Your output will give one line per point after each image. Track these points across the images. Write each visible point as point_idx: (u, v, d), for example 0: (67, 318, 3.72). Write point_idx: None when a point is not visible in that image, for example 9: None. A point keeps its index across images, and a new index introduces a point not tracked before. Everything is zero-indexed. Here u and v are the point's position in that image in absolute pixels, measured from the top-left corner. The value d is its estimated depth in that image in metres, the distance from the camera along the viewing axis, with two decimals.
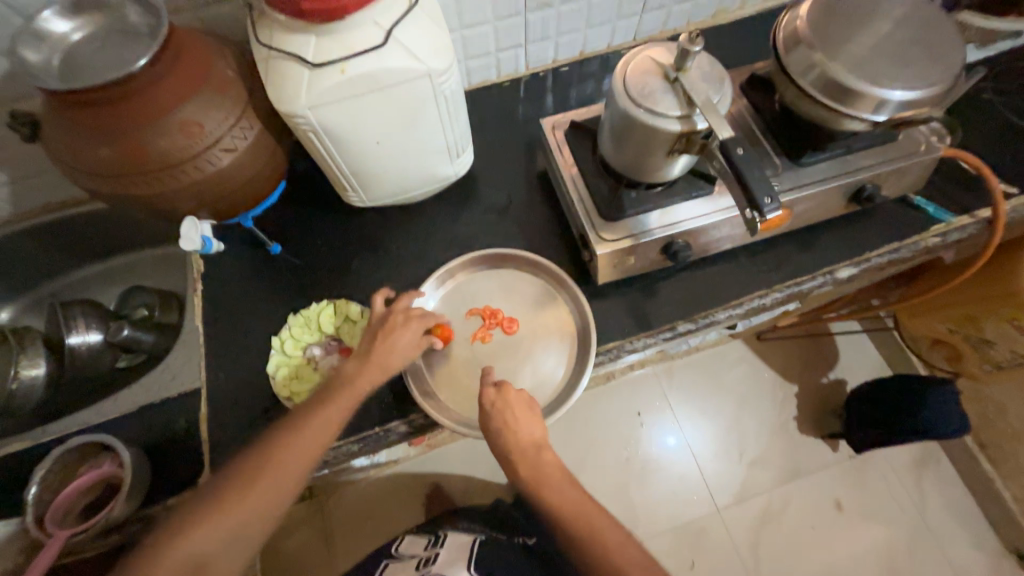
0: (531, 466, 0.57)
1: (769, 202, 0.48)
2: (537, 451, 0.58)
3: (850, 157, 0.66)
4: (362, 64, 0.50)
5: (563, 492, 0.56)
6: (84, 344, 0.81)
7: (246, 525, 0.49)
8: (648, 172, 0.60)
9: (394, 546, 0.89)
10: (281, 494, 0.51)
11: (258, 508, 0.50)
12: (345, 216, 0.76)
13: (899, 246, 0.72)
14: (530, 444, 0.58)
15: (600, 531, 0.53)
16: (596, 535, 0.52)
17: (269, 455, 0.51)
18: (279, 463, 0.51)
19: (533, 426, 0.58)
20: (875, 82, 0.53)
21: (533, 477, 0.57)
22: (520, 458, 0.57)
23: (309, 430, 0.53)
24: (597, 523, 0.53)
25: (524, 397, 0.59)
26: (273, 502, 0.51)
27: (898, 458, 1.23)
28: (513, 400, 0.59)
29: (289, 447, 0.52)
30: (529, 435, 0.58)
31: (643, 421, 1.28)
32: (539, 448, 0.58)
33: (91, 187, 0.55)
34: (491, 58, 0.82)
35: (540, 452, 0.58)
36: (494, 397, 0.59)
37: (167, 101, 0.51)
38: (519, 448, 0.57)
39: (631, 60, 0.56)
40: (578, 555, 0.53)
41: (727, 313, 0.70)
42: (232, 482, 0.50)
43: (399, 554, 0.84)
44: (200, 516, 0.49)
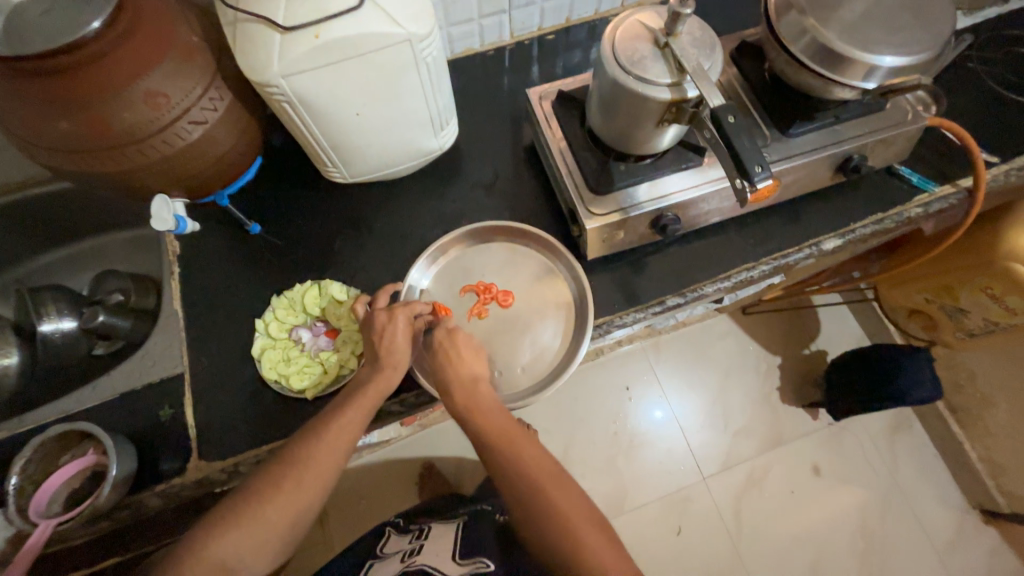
0: (466, 396, 0.57)
1: (760, 170, 0.47)
2: (473, 384, 0.58)
3: (838, 127, 0.65)
4: (338, 27, 0.47)
5: (494, 419, 0.57)
6: (57, 332, 0.80)
7: (294, 515, 0.54)
8: (637, 143, 0.59)
9: (380, 544, 0.89)
10: (321, 486, 0.54)
11: (301, 501, 0.54)
12: (327, 194, 0.73)
13: (883, 217, 0.72)
14: (467, 379, 0.58)
15: (531, 462, 0.56)
16: (513, 454, 0.56)
17: (306, 456, 0.54)
18: (315, 464, 0.53)
19: (475, 363, 0.59)
20: (867, 48, 0.52)
21: (468, 408, 0.57)
22: (455, 387, 0.58)
23: (325, 440, 0.54)
24: (526, 451, 0.57)
25: (472, 341, 0.60)
26: (313, 495, 0.54)
27: (873, 424, 1.28)
28: (460, 341, 0.60)
29: (316, 451, 0.54)
30: (468, 370, 0.59)
31: (631, 395, 1.31)
32: (476, 382, 0.58)
33: (52, 163, 0.52)
34: (474, 24, 0.78)
35: (476, 386, 0.58)
36: (444, 337, 0.60)
37: (128, 70, 0.48)
38: (458, 383, 0.58)
39: (620, 24, 0.53)
40: (497, 469, 0.57)
41: (715, 286, 0.70)
42: (273, 487, 0.53)
43: (385, 553, 0.84)
44: (231, 526, 0.52)
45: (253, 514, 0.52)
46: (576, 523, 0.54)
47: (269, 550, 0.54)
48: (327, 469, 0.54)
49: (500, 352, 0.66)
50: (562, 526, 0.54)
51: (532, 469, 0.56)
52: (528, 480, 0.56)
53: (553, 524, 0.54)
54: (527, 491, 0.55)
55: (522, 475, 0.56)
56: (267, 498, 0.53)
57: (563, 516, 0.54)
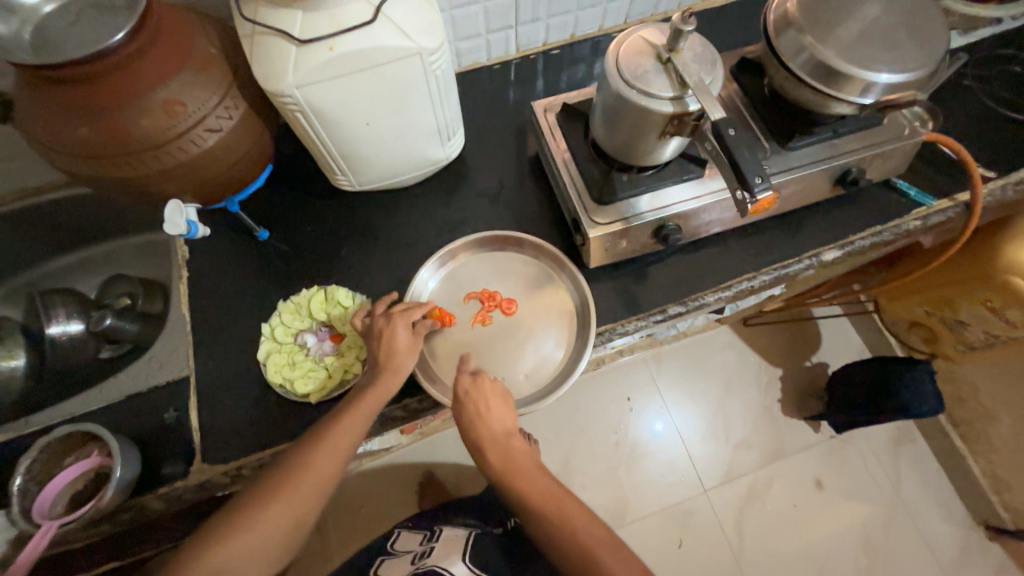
0: (501, 454, 0.59)
1: (760, 181, 0.48)
2: (507, 440, 0.60)
3: (837, 142, 0.67)
4: (352, 40, 0.49)
5: (533, 479, 0.59)
6: (65, 334, 0.83)
7: (297, 517, 0.54)
8: (640, 154, 0.60)
9: (390, 542, 0.90)
10: (322, 489, 0.55)
11: (301, 503, 0.54)
12: (335, 202, 0.75)
13: (882, 230, 0.73)
14: (501, 436, 0.59)
15: (576, 523, 0.57)
16: (558, 516, 0.57)
17: (307, 459, 0.54)
18: (316, 466, 0.54)
19: (506, 418, 0.60)
20: (863, 65, 0.54)
21: (505, 468, 0.59)
22: (492, 447, 0.59)
23: (324, 446, 0.54)
24: (570, 512, 0.57)
25: (498, 388, 0.61)
26: (311, 502, 0.54)
27: (876, 437, 1.28)
28: (487, 391, 0.60)
29: (315, 457, 0.54)
30: (502, 425, 0.59)
31: (633, 406, 1.31)
32: (510, 438, 0.60)
33: (70, 168, 0.53)
34: (481, 39, 0.81)
35: (510, 442, 0.60)
36: (469, 384, 0.60)
37: (148, 80, 0.49)
38: (493, 440, 0.59)
39: (624, 40, 0.55)
40: (542, 531, 0.57)
41: (716, 296, 0.71)
42: (273, 492, 0.53)
43: (396, 550, 0.85)
44: (232, 531, 0.52)
45: (254, 519, 0.53)
46: None
47: (268, 556, 0.54)
48: (327, 474, 0.54)
49: (504, 359, 0.66)
50: None
51: (578, 531, 0.56)
52: (574, 542, 0.55)
53: None
54: (576, 554, 0.55)
55: (569, 538, 0.56)
56: (266, 504, 0.53)
57: None
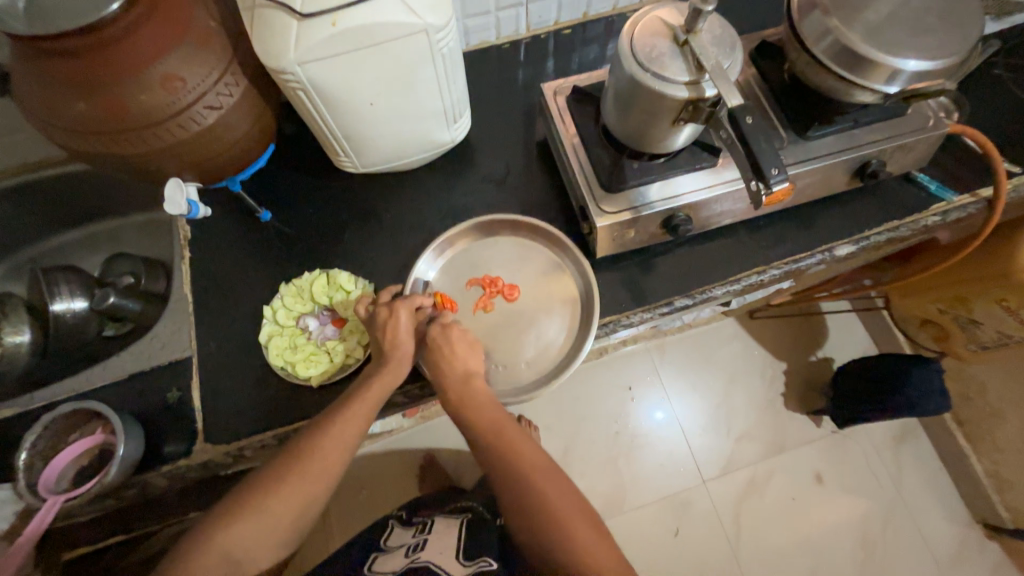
0: (460, 392, 0.58)
1: (776, 172, 0.46)
2: (468, 381, 0.58)
3: (858, 132, 0.64)
4: (355, 15, 0.47)
5: (487, 416, 0.58)
6: (68, 311, 0.79)
7: (304, 503, 0.54)
8: (652, 141, 0.58)
9: (382, 538, 0.90)
10: (329, 477, 0.55)
11: (308, 491, 0.54)
12: (338, 184, 0.73)
13: (899, 224, 0.71)
14: (462, 375, 0.58)
15: (522, 457, 0.58)
16: (508, 451, 0.58)
17: (313, 448, 0.54)
18: (323, 455, 0.54)
19: (470, 359, 0.59)
20: (891, 51, 0.51)
21: (461, 404, 0.58)
22: (451, 387, 0.58)
23: (330, 432, 0.54)
24: (520, 446, 0.59)
25: (467, 336, 0.60)
26: (318, 488, 0.55)
27: (878, 433, 1.27)
28: (455, 336, 0.59)
29: (321, 443, 0.54)
30: (466, 365, 0.59)
31: (634, 396, 1.30)
32: (470, 379, 0.58)
33: (69, 144, 0.52)
34: (490, 17, 0.78)
35: (471, 383, 0.58)
36: (439, 333, 0.60)
37: (146, 53, 0.48)
38: (453, 380, 0.58)
39: (639, 20, 0.53)
40: (490, 463, 0.59)
41: (724, 289, 0.69)
42: (281, 477, 0.54)
43: (387, 547, 0.85)
44: (240, 515, 0.53)
45: (261, 503, 0.53)
46: (566, 514, 0.56)
47: (276, 541, 0.54)
48: (334, 460, 0.55)
49: (506, 346, 0.66)
50: (551, 516, 0.56)
51: (523, 465, 0.58)
52: (517, 473, 0.58)
53: (543, 516, 0.56)
54: (517, 483, 0.58)
55: (515, 470, 0.58)
56: (274, 489, 0.54)
57: (550, 505, 0.57)
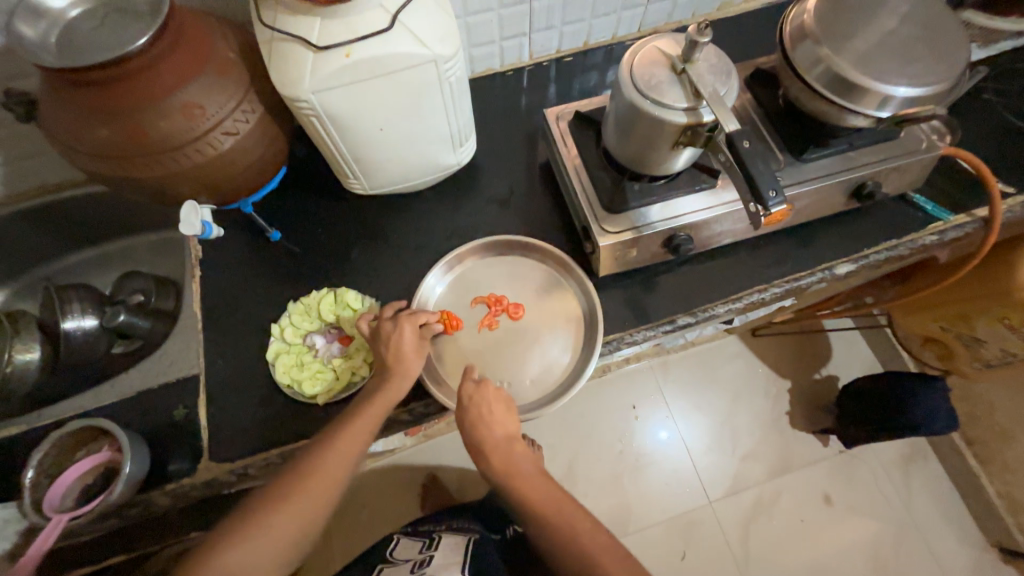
0: (503, 456, 0.60)
1: (774, 195, 0.48)
2: (509, 444, 0.60)
3: (852, 154, 0.66)
4: (368, 47, 0.50)
5: (531, 483, 0.60)
6: (79, 329, 0.81)
7: (303, 521, 0.54)
8: (652, 164, 0.60)
9: (389, 550, 0.88)
10: (329, 496, 0.55)
11: (307, 509, 0.54)
12: (346, 204, 0.75)
13: (897, 244, 0.72)
14: (502, 440, 0.60)
15: (578, 528, 0.56)
16: (561, 524, 0.57)
17: (314, 465, 0.54)
18: (324, 471, 0.54)
19: (508, 421, 0.60)
20: (881, 79, 0.53)
21: (505, 471, 0.60)
22: (493, 453, 0.60)
23: (329, 449, 0.55)
24: (571, 516, 0.57)
25: (501, 393, 0.61)
26: (317, 505, 0.55)
27: (886, 453, 1.26)
28: (490, 395, 0.60)
29: (321, 458, 0.54)
30: (503, 430, 0.60)
31: (638, 414, 1.30)
32: (511, 442, 0.61)
33: (90, 168, 0.54)
34: (494, 46, 0.81)
35: (512, 446, 0.61)
36: (472, 389, 0.60)
37: (168, 83, 0.50)
38: (494, 443, 0.60)
39: (637, 50, 0.55)
40: (545, 538, 0.58)
41: (726, 307, 0.70)
42: (280, 494, 0.54)
43: (394, 558, 0.84)
44: (240, 534, 0.53)
45: (262, 523, 0.53)
46: None
47: (274, 561, 0.53)
48: (333, 477, 0.54)
49: (511, 364, 0.66)
50: None
51: (580, 540, 0.56)
52: (575, 548, 0.55)
53: None
54: (577, 562, 0.55)
55: (571, 544, 0.55)
56: (273, 505, 0.54)
57: None
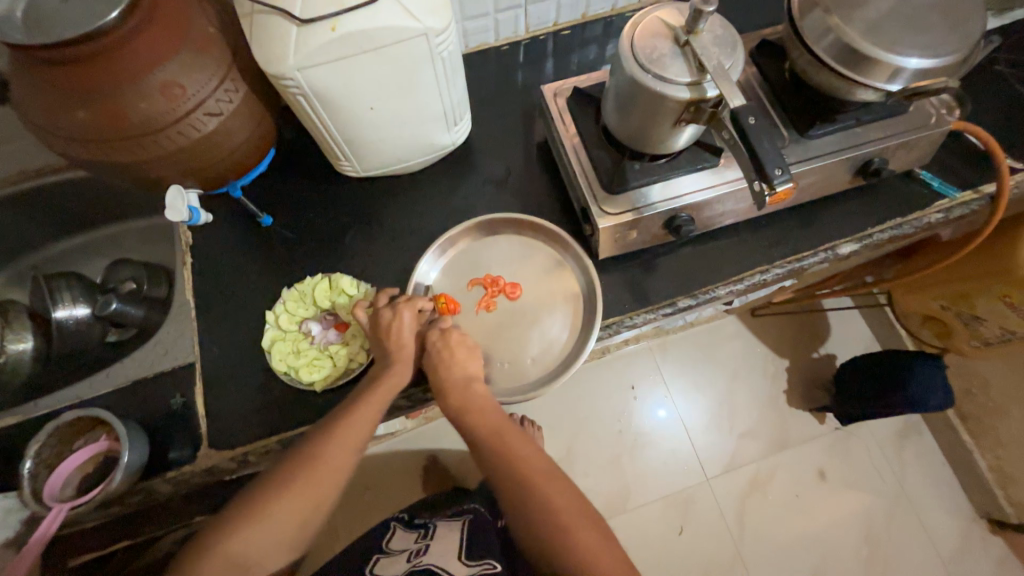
0: (460, 395, 0.58)
1: (780, 173, 0.46)
2: (467, 384, 0.58)
3: (859, 129, 0.64)
4: (355, 20, 0.47)
5: (484, 419, 0.58)
6: (71, 318, 0.81)
7: (311, 508, 0.54)
8: (653, 141, 0.58)
9: (385, 542, 0.89)
10: (335, 483, 0.55)
11: (314, 497, 0.54)
12: (338, 188, 0.73)
13: (902, 222, 0.71)
14: (462, 378, 0.59)
15: (522, 456, 0.58)
16: (508, 456, 0.57)
17: (318, 453, 0.54)
18: (329, 458, 0.54)
19: (469, 363, 0.60)
20: (893, 49, 0.51)
21: (459, 409, 0.58)
22: (451, 390, 0.58)
23: (334, 436, 0.54)
24: (517, 447, 0.58)
25: (467, 341, 0.61)
26: (324, 491, 0.55)
27: (881, 430, 1.27)
28: (455, 342, 0.60)
29: (328, 446, 0.54)
30: (463, 369, 0.59)
31: (636, 395, 1.30)
32: (470, 382, 0.59)
33: (69, 152, 0.52)
34: (489, 19, 0.78)
35: (470, 385, 0.59)
36: (438, 337, 0.60)
37: (145, 61, 0.48)
38: (453, 383, 0.58)
39: (639, 20, 0.53)
40: (491, 470, 0.58)
41: (727, 289, 0.69)
42: (286, 482, 0.54)
43: (390, 550, 0.85)
44: (246, 523, 0.53)
45: (267, 510, 0.53)
46: (568, 517, 0.55)
47: (283, 547, 0.54)
48: (339, 463, 0.54)
49: (509, 346, 0.66)
50: (551, 516, 0.55)
51: (523, 467, 0.57)
52: (519, 475, 0.57)
53: (547, 522, 0.55)
54: (519, 488, 0.56)
55: (515, 473, 0.57)
56: (280, 493, 0.54)
57: (552, 506, 0.55)
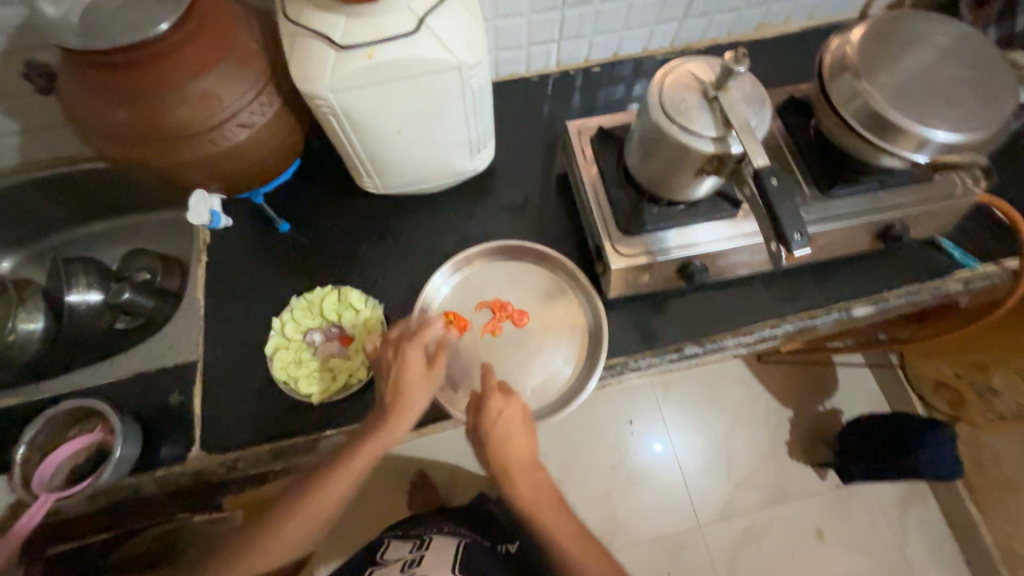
0: (526, 480, 0.58)
1: (799, 236, 0.45)
2: (533, 468, 0.59)
3: (881, 193, 0.64)
4: (391, 50, 0.48)
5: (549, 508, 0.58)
6: (83, 303, 0.80)
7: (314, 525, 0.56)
8: (673, 189, 0.58)
9: (381, 552, 0.87)
10: (336, 504, 0.56)
11: (319, 514, 0.55)
12: (358, 201, 0.74)
13: (918, 289, 0.70)
14: (527, 463, 0.58)
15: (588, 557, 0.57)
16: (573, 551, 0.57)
17: (327, 476, 0.55)
18: (332, 482, 0.55)
19: (531, 444, 0.59)
20: (921, 121, 0.51)
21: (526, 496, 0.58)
22: (517, 475, 0.58)
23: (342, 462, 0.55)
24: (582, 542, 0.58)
25: (525, 415, 0.59)
26: (328, 510, 0.56)
27: (885, 493, 1.23)
28: (514, 417, 0.58)
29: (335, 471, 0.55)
30: (527, 452, 0.58)
31: (634, 430, 1.28)
32: (535, 465, 0.59)
33: (104, 149, 0.54)
34: (522, 51, 0.79)
35: (535, 469, 0.59)
36: (495, 407, 0.58)
37: (187, 71, 0.49)
38: (518, 464, 0.58)
39: (669, 71, 0.53)
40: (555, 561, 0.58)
41: (735, 340, 0.68)
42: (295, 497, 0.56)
43: (385, 559, 0.84)
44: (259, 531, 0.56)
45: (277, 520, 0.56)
46: None
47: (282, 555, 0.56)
48: (341, 489, 0.55)
49: (511, 373, 0.65)
50: None
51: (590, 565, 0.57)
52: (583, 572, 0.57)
53: None
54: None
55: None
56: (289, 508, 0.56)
57: None
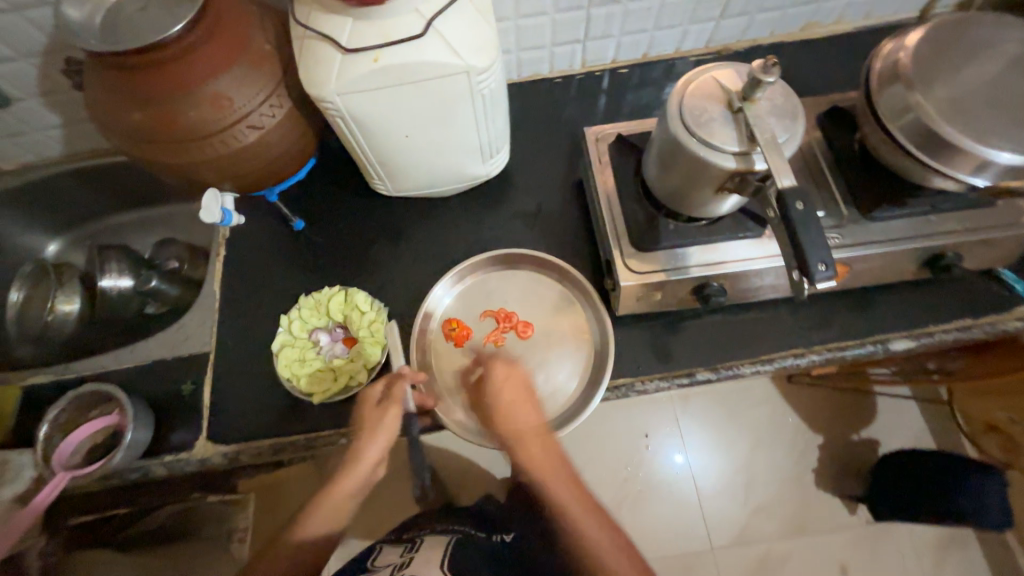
0: (532, 448, 0.56)
1: (824, 268, 0.41)
2: (539, 436, 0.56)
3: (932, 217, 0.57)
4: (398, 53, 0.47)
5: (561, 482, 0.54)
6: (115, 288, 0.84)
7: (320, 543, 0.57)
8: (692, 204, 0.54)
9: (371, 559, 0.79)
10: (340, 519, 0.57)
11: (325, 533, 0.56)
12: (372, 201, 0.74)
13: (971, 325, 0.63)
14: (532, 431, 0.56)
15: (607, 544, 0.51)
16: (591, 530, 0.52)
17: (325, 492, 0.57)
18: (332, 496, 0.56)
19: (533, 414, 0.56)
20: (982, 140, 0.45)
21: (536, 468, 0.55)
22: (519, 445, 0.55)
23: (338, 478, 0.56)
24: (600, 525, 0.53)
25: (526, 388, 0.57)
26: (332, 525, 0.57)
27: (922, 535, 1.13)
28: (512, 387, 0.57)
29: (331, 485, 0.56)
30: (529, 422, 0.56)
31: (649, 444, 1.24)
32: (540, 434, 0.56)
33: (124, 147, 0.55)
34: (545, 51, 0.76)
35: (543, 438, 0.56)
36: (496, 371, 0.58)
37: (199, 73, 0.50)
38: (522, 433, 0.55)
39: (693, 79, 0.49)
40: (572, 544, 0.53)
41: (754, 368, 0.63)
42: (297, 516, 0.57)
43: (373, 566, 0.75)
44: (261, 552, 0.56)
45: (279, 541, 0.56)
46: None
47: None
48: (340, 500, 0.56)
49: None
50: None
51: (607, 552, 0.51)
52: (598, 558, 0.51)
53: None
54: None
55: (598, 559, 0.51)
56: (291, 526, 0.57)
57: None
